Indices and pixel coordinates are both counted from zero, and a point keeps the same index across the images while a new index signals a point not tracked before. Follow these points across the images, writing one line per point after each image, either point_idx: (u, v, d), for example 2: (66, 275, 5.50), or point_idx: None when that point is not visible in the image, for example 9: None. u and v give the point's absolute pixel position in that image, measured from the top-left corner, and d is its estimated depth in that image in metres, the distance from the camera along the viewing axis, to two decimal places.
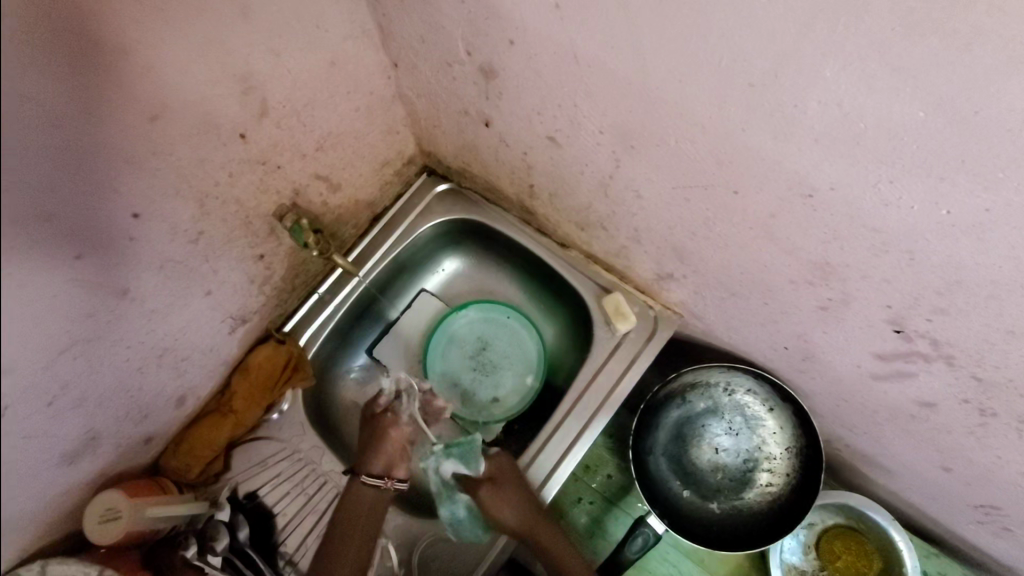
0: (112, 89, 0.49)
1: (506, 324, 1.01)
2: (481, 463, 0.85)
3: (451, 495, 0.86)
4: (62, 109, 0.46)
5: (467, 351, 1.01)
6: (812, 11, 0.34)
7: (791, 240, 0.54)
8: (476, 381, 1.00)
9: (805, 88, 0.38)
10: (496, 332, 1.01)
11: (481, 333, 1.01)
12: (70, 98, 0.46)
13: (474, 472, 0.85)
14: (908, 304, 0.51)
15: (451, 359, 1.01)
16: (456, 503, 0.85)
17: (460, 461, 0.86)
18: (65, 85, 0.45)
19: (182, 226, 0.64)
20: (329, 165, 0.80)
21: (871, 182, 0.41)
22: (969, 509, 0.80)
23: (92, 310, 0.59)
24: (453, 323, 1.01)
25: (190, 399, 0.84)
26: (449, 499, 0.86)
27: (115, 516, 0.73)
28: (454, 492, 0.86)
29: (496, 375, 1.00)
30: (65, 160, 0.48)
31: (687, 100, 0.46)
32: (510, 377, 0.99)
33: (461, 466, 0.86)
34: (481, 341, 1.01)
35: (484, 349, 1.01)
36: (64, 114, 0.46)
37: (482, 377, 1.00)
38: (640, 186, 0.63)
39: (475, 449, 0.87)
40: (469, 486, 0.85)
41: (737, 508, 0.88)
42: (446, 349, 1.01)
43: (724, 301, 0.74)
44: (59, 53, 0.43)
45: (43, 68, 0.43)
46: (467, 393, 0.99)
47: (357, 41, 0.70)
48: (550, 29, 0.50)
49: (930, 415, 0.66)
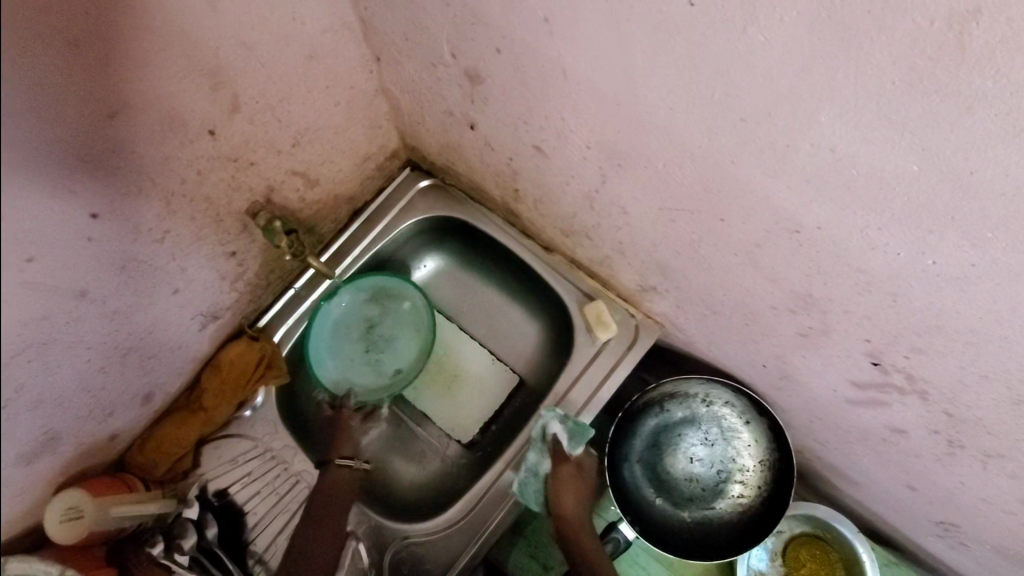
0: (70, 88, 0.45)
1: (397, 295, 0.96)
2: (580, 447, 0.84)
3: (542, 454, 0.85)
4: (16, 110, 0.42)
5: (355, 332, 0.94)
6: (810, 56, 0.32)
7: (774, 269, 0.52)
8: (369, 359, 0.95)
9: (798, 129, 0.37)
10: (384, 304, 0.96)
11: (364, 310, 0.95)
12: (24, 99, 0.42)
13: (570, 449, 0.84)
14: (887, 341, 0.51)
15: (336, 344, 0.94)
16: (539, 465, 0.85)
17: (569, 433, 0.84)
18: (17, 85, 0.41)
19: (146, 225, 0.61)
20: (306, 160, 0.77)
21: (859, 226, 0.40)
22: (931, 525, 0.82)
23: (48, 311, 0.55)
24: (330, 308, 0.92)
25: (158, 395, 0.82)
26: (537, 455, 0.85)
27: (77, 515, 0.70)
28: (543, 449, 0.85)
29: (386, 349, 0.96)
30: (20, 165, 0.44)
31: (677, 128, 0.44)
32: (402, 348, 0.96)
33: (566, 440, 0.84)
34: (368, 320, 0.95)
35: (372, 326, 0.95)
36: (19, 117, 0.42)
37: (374, 354, 0.95)
38: (626, 204, 0.61)
39: (586, 432, 0.84)
40: (557, 456, 0.85)
41: (709, 518, 0.88)
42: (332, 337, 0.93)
43: (706, 318, 0.74)
44: (11, 52, 0.40)
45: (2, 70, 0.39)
46: (361, 374, 0.95)
47: (337, 34, 0.66)
48: (538, 42, 0.47)
49: (900, 440, 0.66)
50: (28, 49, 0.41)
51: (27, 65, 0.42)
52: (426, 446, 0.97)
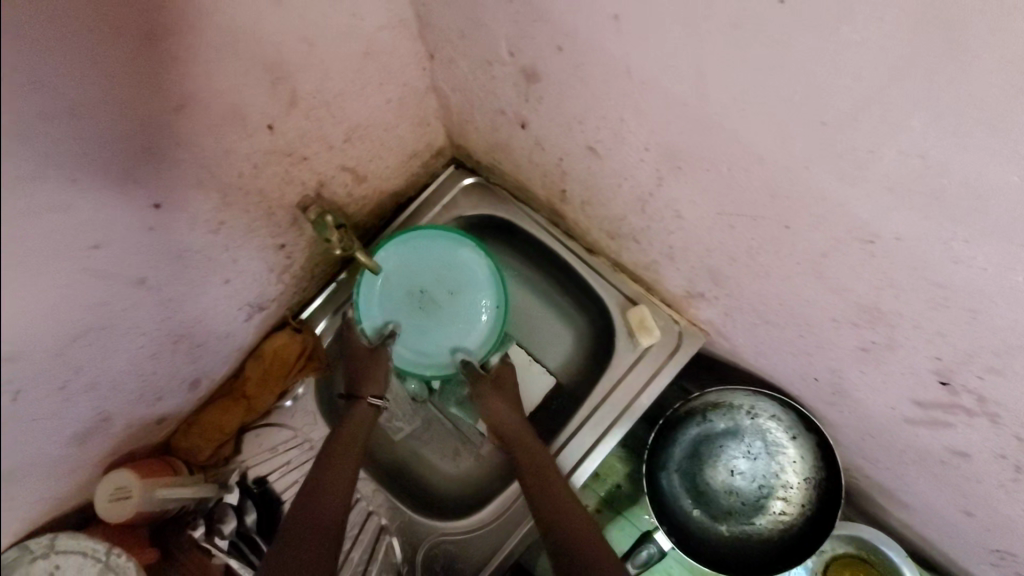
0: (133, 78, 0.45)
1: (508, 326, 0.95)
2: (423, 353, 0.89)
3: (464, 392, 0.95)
4: (66, 104, 0.42)
5: (441, 277, 0.89)
6: (906, 59, 0.30)
7: (840, 281, 0.50)
8: (411, 303, 0.88)
9: (885, 136, 0.35)
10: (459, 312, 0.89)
11: (474, 303, 0.89)
12: (79, 93, 0.42)
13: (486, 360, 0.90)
14: (959, 359, 0.48)
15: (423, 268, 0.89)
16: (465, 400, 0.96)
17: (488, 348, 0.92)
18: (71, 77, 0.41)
19: (202, 216, 0.62)
20: (356, 156, 0.78)
21: (942, 238, 0.38)
22: (988, 553, 0.77)
23: (109, 296, 0.56)
24: (480, 280, 0.90)
25: (204, 382, 0.83)
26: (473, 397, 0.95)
27: (126, 496, 0.72)
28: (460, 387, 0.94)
29: (430, 314, 0.89)
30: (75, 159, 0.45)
31: (749, 130, 0.43)
32: (438, 331, 0.89)
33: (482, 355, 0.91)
34: (456, 293, 0.89)
35: (456, 303, 0.89)
36: (77, 113, 0.43)
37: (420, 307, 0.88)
38: (682, 208, 0.60)
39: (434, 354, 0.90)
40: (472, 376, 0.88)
41: (747, 534, 0.86)
42: (429, 261, 0.89)
43: (757, 327, 0.72)
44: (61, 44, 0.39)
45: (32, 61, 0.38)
46: (396, 298, 0.88)
47: (394, 31, 0.66)
48: (603, 39, 0.46)
49: (961, 463, 0.63)
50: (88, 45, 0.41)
51: (95, 59, 0.42)
52: (461, 443, 0.95)
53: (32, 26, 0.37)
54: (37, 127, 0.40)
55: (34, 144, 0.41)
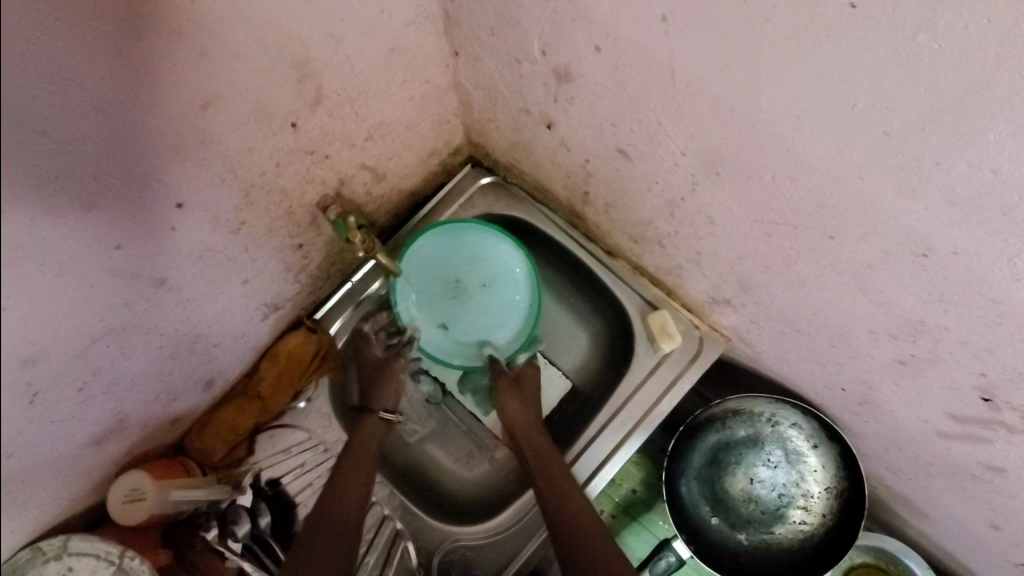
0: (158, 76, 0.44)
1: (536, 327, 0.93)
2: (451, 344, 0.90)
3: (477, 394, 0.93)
4: (91, 104, 0.40)
5: (474, 270, 0.89)
6: (987, 69, 0.29)
7: (883, 293, 0.49)
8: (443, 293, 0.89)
9: (954, 148, 0.33)
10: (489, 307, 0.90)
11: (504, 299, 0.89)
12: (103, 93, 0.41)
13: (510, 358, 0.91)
14: (1007, 377, 0.47)
15: (458, 259, 0.89)
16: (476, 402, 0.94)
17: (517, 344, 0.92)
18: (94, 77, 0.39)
19: (224, 216, 0.61)
20: (376, 154, 0.76)
21: (1005, 254, 0.37)
22: (1012, 567, 0.76)
23: (130, 297, 0.55)
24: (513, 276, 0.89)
25: (219, 382, 0.82)
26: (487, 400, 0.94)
27: (139, 497, 0.71)
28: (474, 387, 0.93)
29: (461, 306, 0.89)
30: (95, 163, 0.43)
31: (801, 137, 0.41)
32: (466, 324, 0.90)
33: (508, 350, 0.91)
34: (488, 288, 0.89)
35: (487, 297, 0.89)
36: (101, 112, 0.41)
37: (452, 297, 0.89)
38: (716, 214, 0.58)
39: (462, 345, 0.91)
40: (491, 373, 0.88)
41: (766, 543, 0.85)
42: (464, 251, 0.89)
43: (785, 335, 0.70)
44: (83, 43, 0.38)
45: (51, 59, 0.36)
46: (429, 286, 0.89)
47: (420, 27, 0.65)
48: (648, 41, 0.44)
49: (995, 478, 0.61)
50: (113, 43, 0.39)
51: (123, 54, 0.40)
52: (475, 447, 0.94)
53: (52, 24, 0.35)
54: (61, 127, 0.39)
55: (50, 142, 0.39)
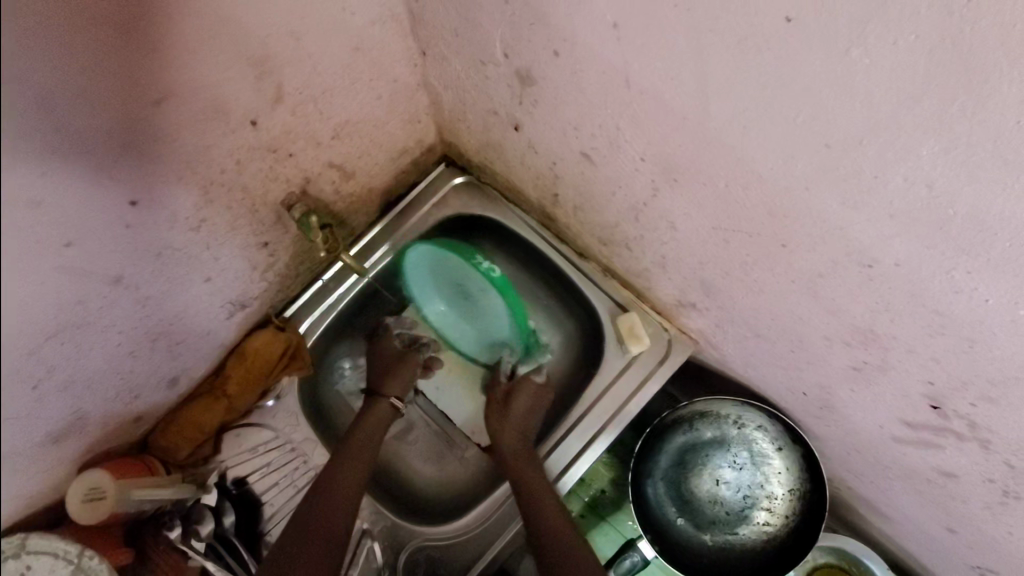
0: (109, 71, 0.43)
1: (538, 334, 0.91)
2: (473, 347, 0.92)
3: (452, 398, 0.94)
4: (36, 101, 0.39)
5: (462, 280, 0.82)
6: (918, 86, 0.29)
7: (835, 301, 0.49)
8: (452, 296, 0.87)
9: (891, 162, 0.34)
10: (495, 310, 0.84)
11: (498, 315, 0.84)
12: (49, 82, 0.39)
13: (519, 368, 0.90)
14: (953, 386, 0.48)
15: (448, 269, 0.83)
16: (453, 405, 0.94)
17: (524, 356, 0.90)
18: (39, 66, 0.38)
19: (183, 213, 0.60)
20: (344, 153, 0.75)
21: (944, 268, 0.37)
22: (968, 569, 0.78)
23: (83, 296, 0.54)
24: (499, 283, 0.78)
25: (183, 380, 0.81)
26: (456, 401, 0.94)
27: (99, 496, 0.70)
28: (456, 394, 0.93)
29: (471, 308, 0.86)
30: (40, 154, 0.41)
31: (748, 146, 0.41)
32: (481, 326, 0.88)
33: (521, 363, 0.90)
34: (481, 296, 0.83)
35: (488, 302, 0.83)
36: (47, 109, 0.40)
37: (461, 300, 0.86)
38: (676, 220, 0.59)
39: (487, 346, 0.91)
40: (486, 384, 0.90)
41: (731, 544, 0.85)
42: (448, 264, 0.82)
43: (747, 340, 0.71)
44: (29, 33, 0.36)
45: (9, 55, 0.35)
46: (438, 292, 0.88)
47: (385, 26, 0.64)
48: (602, 47, 0.44)
49: (948, 483, 0.62)
50: (59, 36, 0.38)
51: (65, 50, 0.39)
52: (446, 446, 0.94)
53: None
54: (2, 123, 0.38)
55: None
